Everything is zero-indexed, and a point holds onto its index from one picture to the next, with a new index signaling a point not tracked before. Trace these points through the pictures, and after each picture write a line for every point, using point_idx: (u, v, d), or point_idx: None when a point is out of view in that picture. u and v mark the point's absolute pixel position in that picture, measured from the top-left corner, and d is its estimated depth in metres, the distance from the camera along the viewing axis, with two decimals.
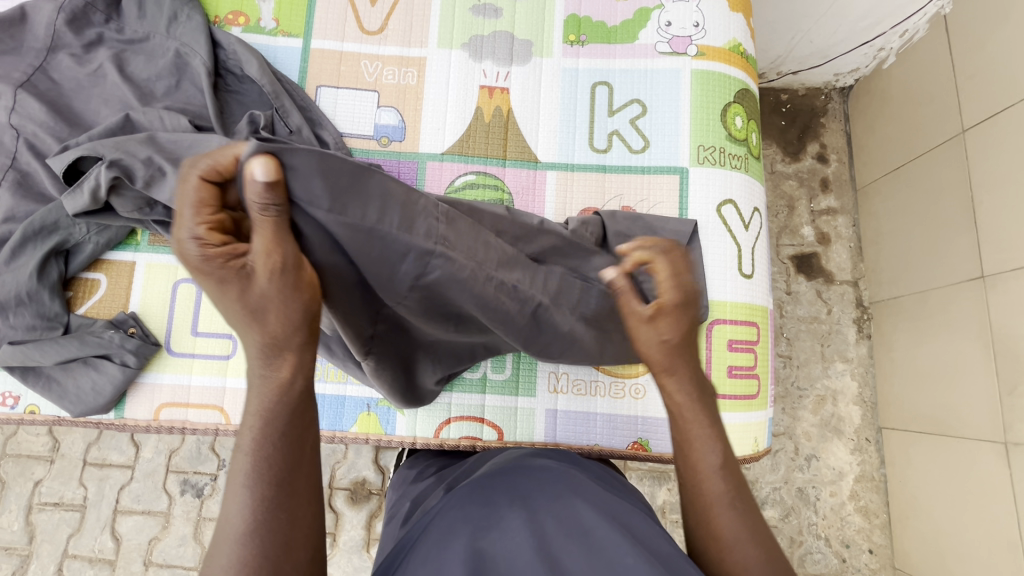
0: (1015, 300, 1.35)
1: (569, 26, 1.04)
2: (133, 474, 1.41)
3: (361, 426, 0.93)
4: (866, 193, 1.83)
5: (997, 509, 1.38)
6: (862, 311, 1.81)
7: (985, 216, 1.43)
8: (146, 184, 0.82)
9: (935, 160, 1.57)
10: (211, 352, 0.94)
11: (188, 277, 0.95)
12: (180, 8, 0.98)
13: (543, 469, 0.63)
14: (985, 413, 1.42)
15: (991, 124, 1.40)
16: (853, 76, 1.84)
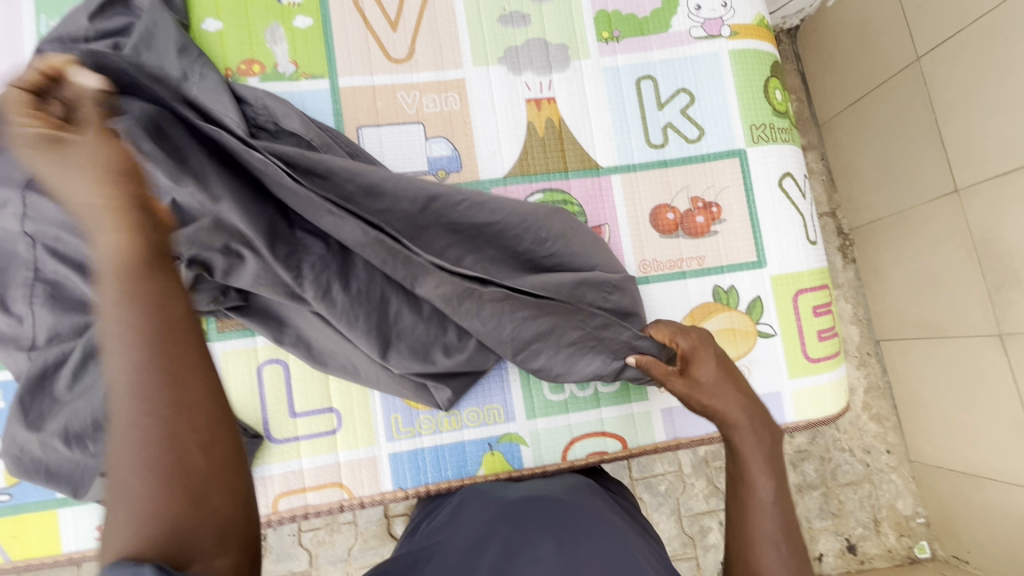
0: (993, 206, 1.48)
1: (600, 23, 1.02)
2: None
3: (487, 467, 0.92)
4: (830, 127, 1.95)
5: (996, 391, 1.55)
6: (844, 239, 1.95)
7: (951, 134, 1.56)
8: (226, 274, 0.80)
9: (895, 88, 1.68)
10: (316, 430, 0.89)
11: (271, 358, 0.89)
12: (189, 67, 0.88)
13: (586, 507, 0.69)
14: (976, 311, 1.57)
15: (945, 49, 1.51)
16: (799, 16, 1.92)
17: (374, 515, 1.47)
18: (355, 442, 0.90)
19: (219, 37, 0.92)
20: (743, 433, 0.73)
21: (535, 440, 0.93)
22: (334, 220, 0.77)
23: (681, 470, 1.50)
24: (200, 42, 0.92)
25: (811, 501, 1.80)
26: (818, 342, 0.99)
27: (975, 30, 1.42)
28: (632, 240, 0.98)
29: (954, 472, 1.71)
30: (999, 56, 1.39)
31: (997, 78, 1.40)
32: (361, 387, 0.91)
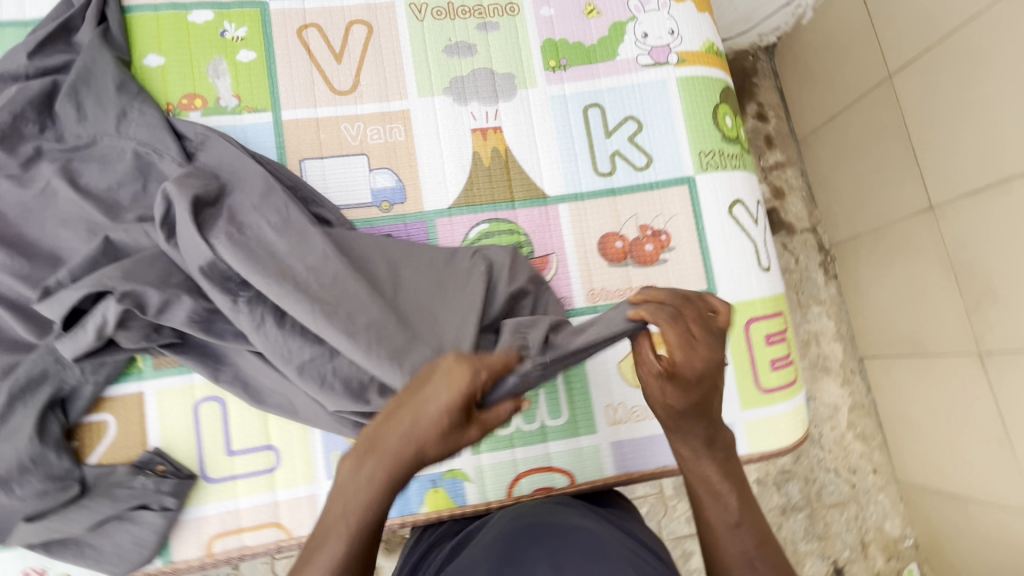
0: (970, 225, 1.46)
1: (547, 52, 1.01)
2: None
3: (430, 504, 0.90)
4: (808, 143, 1.93)
5: (979, 410, 1.52)
6: (825, 255, 1.92)
7: (926, 153, 1.55)
8: (160, 310, 0.79)
9: (870, 105, 1.68)
10: (254, 468, 0.87)
11: (208, 396, 0.87)
12: (128, 103, 0.87)
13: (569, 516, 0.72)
14: (957, 329, 1.55)
15: (917, 67, 1.51)
16: (775, 35, 1.92)
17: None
18: (295, 481, 0.88)
19: (160, 71, 0.92)
20: (702, 457, 0.66)
21: (480, 475, 0.91)
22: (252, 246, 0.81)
23: (661, 493, 1.47)
24: (141, 76, 0.91)
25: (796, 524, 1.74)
26: (772, 371, 0.97)
27: (945, 49, 1.42)
28: (580, 269, 0.97)
29: (941, 494, 1.68)
30: (970, 73, 1.38)
31: (971, 95, 1.39)
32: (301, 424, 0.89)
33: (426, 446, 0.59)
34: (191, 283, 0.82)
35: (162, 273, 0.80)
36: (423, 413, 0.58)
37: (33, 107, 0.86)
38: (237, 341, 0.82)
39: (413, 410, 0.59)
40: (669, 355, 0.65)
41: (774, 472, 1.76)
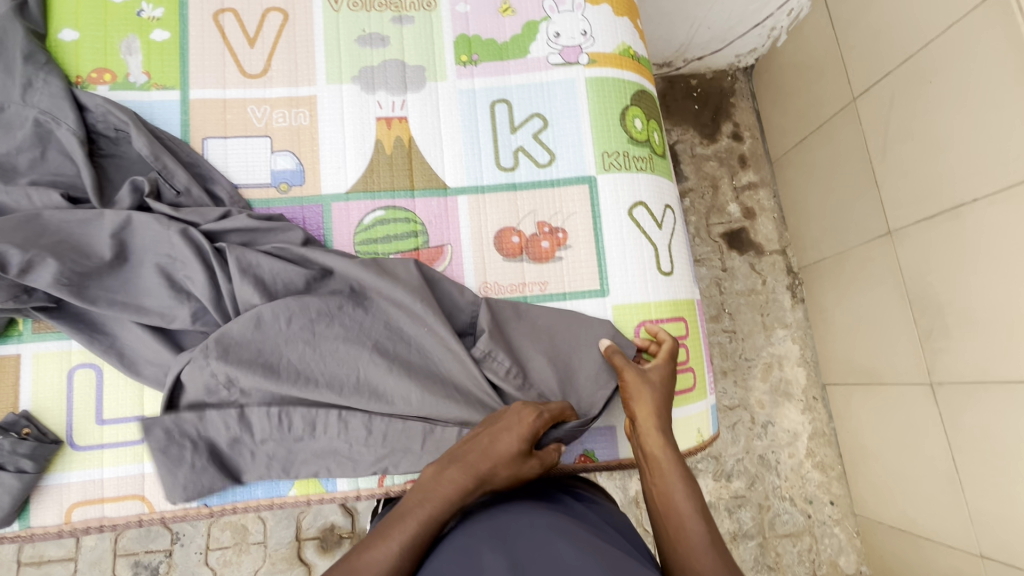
0: (924, 250, 1.35)
1: (459, 47, 1.02)
2: (77, 566, 1.41)
3: (299, 488, 0.89)
4: (782, 164, 1.83)
5: (933, 447, 1.38)
6: (794, 278, 1.81)
7: (884, 173, 1.44)
8: (22, 270, 0.79)
9: (834, 128, 1.58)
10: (122, 439, 0.87)
11: (84, 362, 0.88)
12: (33, 73, 0.89)
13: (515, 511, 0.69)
14: (912, 359, 1.42)
15: (877, 90, 1.42)
16: (753, 56, 1.85)
17: (283, 537, 1.46)
18: None
19: (74, 46, 0.95)
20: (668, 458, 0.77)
21: None
22: (150, 242, 0.86)
23: None
24: (56, 50, 0.95)
25: (745, 553, 1.63)
26: None
27: (901, 72, 1.35)
28: (475, 262, 0.96)
29: (895, 529, 1.53)
30: (918, 92, 1.32)
31: (915, 118, 1.33)
32: None
33: (495, 470, 0.73)
34: (60, 247, 0.82)
35: (29, 234, 0.81)
36: (497, 437, 0.75)
37: None
38: (108, 310, 0.83)
39: (491, 434, 0.76)
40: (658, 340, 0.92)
41: (725, 496, 1.66)
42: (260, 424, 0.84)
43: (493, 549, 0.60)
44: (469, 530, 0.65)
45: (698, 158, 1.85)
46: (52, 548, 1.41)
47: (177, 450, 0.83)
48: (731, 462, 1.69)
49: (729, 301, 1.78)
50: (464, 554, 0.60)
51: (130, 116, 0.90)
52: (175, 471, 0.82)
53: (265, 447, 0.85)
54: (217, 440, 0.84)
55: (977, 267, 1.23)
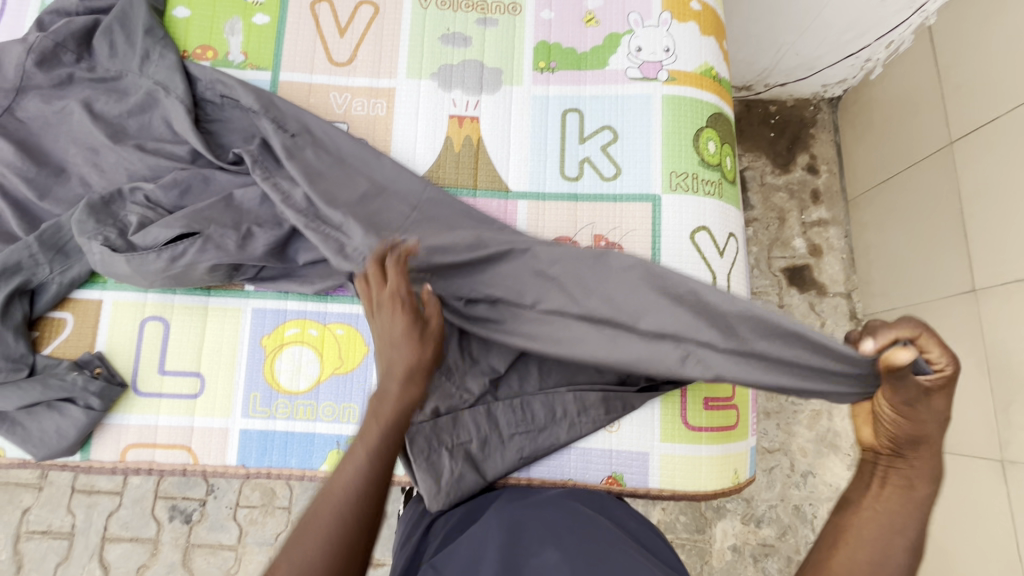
0: (1010, 315, 1.24)
1: (539, 53, 1.03)
2: (121, 501, 1.51)
3: (330, 464, 0.93)
4: (858, 204, 1.72)
5: (997, 529, 1.25)
6: (856, 324, 1.69)
7: (975, 227, 1.33)
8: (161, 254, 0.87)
9: (925, 170, 1.47)
10: (179, 391, 0.93)
11: (155, 315, 0.94)
12: (152, 46, 0.97)
13: (550, 510, 0.75)
14: (983, 430, 1.29)
15: (980, 136, 1.31)
16: (842, 87, 1.75)
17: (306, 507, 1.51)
18: (212, 411, 0.93)
19: (185, 23, 1.03)
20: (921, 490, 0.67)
21: None
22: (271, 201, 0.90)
23: None
24: (169, 26, 1.02)
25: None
26: (702, 410, 0.93)
27: (1017, 120, 1.23)
28: (529, 216, 0.98)
29: None
30: None
31: (1017, 173, 1.22)
32: (230, 357, 0.94)
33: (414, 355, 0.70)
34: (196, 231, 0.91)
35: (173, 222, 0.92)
36: (388, 326, 0.70)
37: (74, 39, 0.97)
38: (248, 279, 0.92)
39: (391, 341, 0.70)
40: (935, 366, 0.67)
41: (752, 542, 1.57)
42: (504, 416, 0.90)
43: (542, 540, 0.67)
44: (506, 521, 0.73)
45: (768, 187, 1.77)
46: (104, 481, 1.52)
47: (437, 458, 0.86)
48: (763, 507, 1.59)
49: None
50: (513, 542, 0.67)
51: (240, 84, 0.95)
52: (441, 479, 0.85)
53: (515, 438, 0.90)
54: (471, 444, 0.88)
55: None
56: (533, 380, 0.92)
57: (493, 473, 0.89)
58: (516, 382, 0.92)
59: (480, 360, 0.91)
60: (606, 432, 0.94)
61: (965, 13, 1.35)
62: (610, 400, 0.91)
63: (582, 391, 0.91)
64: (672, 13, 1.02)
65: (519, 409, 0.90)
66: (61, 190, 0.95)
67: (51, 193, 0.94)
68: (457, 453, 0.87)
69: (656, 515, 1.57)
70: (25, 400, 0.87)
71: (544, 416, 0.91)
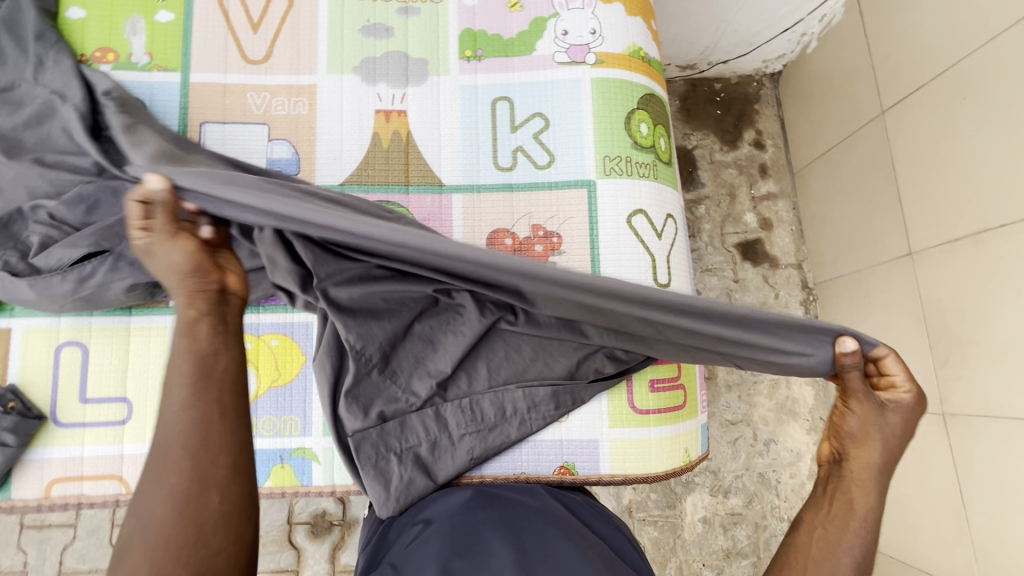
0: (944, 274, 1.28)
1: (465, 41, 1.00)
2: (76, 533, 1.44)
3: (275, 479, 0.89)
4: (803, 176, 1.76)
5: (944, 480, 1.30)
6: (808, 293, 1.73)
7: (909, 192, 1.37)
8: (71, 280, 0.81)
9: (861, 140, 1.51)
10: (105, 417, 0.88)
11: (71, 340, 0.88)
12: (46, 52, 0.90)
13: (510, 513, 0.75)
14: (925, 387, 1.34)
15: (909, 103, 1.35)
16: (781, 62, 1.78)
17: (274, 520, 1.46)
18: (142, 436, 0.88)
19: (81, 25, 0.96)
20: (867, 492, 0.65)
21: (329, 458, 0.90)
22: None
23: None
24: (65, 29, 0.95)
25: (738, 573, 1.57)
26: (649, 393, 0.94)
27: (939, 87, 1.27)
28: (464, 208, 0.96)
29: (895, 560, 1.45)
30: (955, 114, 1.24)
31: (944, 138, 1.26)
32: (158, 378, 0.89)
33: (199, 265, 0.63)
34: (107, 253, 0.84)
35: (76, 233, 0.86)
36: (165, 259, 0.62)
37: None
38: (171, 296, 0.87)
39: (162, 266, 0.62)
40: (891, 380, 0.65)
41: (721, 513, 1.61)
42: (453, 417, 0.88)
43: (499, 540, 0.66)
44: (463, 524, 0.71)
45: (717, 165, 1.79)
46: (54, 515, 1.45)
47: (386, 464, 0.85)
48: (730, 478, 1.63)
49: None
50: (470, 543, 0.66)
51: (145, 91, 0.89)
52: (390, 485, 0.84)
53: (464, 439, 0.89)
54: (420, 447, 0.87)
55: (1002, 300, 1.15)
56: (482, 379, 0.88)
57: (445, 474, 0.88)
58: (465, 381, 0.88)
59: (424, 360, 0.86)
60: (555, 424, 0.93)
61: None
62: (560, 395, 0.90)
63: (531, 388, 0.89)
64: None
65: (468, 410, 0.89)
66: None
67: None
68: (405, 459, 0.86)
69: (628, 496, 1.60)
70: None
71: (494, 415, 0.89)
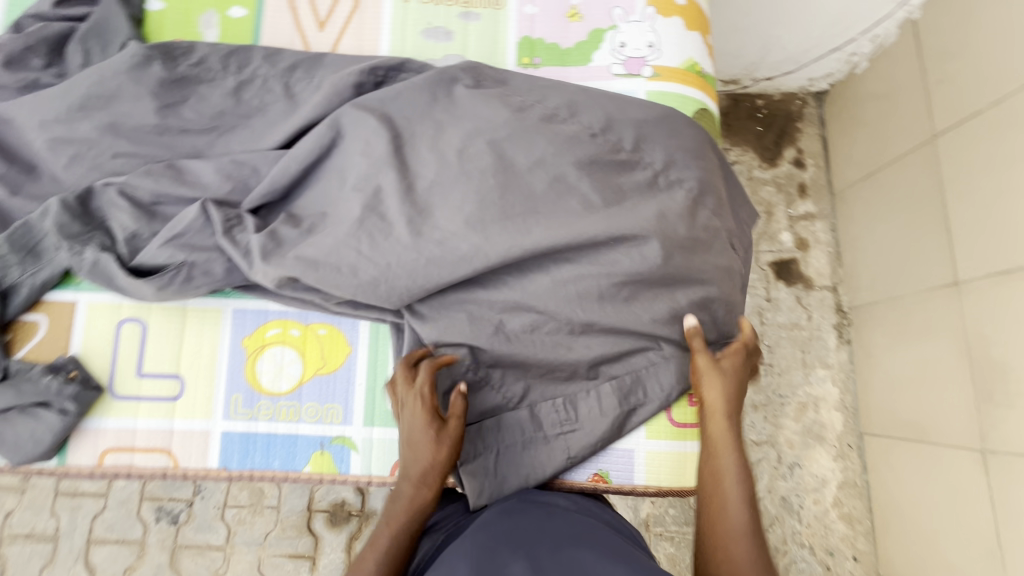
0: (992, 308, 1.25)
1: (523, 48, 1.02)
2: (106, 502, 1.49)
3: (315, 465, 0.91)
4: (844, 198, 1.73)
5: (978, 520, 1.26)
6: (842, 317, 1.70)
7: (958, 221, 1.34)
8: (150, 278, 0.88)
9: (908, 164, 1.48)
10: (157, 393, 0.91)
11: (132, 317, 0.92)
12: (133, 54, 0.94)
13: (535, 529, 0.73)
14: (962, 421, 1.31)
15: (964, 130, 1.32)
16: (828, 81, 1.75)
17: (295, 506, 1.49)
18: (192, 412, 0.91)
19: (158, 16, 1.00)
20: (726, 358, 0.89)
21: (367, 447, 0.92)
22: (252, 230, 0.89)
23: None
24: (145, 20, 1.00)
25: None
26: (688, 406, 0.93)
27: (996, 114, 1.23)
28: None
29: None
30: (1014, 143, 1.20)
31: (1001, 168, 1.23)
32: (210, 359, 0.92)
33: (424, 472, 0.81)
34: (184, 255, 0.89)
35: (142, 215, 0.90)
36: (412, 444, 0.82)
37: (46, 44, 0.94)
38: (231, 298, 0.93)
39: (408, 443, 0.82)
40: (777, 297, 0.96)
41: None
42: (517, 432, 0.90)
43: (517, 555, 0.64)
44: (484, 538, 0.70)
45: (755, 182, 1.78)
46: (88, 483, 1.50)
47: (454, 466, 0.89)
48: None
49: (770, 333, 1.69)
50: (490, 557, 0.64)
51: (222, 92, 0.93)
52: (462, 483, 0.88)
53: (525, 455, 0.90)
54: (488, 457, 0.89)
55: None
56: (553, 401, 0.91)
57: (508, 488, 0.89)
58: (537, 401, 0.91)
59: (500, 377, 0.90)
60: None
61: (948, 9, 1.35)
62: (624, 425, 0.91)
63: (602, 416, 0.90)
64: (656, 7, 1.01)
65: (536, 429, 0.90)
66: (33, 187, 0.92)
67: (23, 189, 0.92)
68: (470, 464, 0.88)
69: (646, 509, 1.59)
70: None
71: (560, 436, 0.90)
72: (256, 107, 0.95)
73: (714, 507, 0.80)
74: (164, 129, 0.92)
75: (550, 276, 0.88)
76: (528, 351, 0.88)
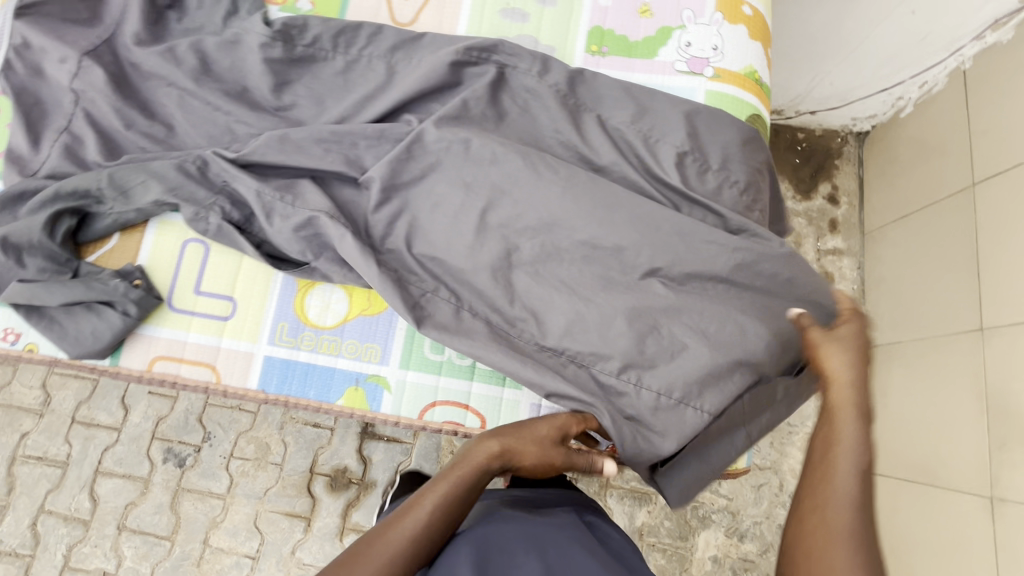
0: (1015, 355, 1.25)
1: (592, 37, 1.08)
2: (119, 437, 1.53)
3: (348, 399, 0.96)
4: (874, 238, 1.75)
5: (979, 567, 1.25)
6: None
7: (989, 266, 1.35)
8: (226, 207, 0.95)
9: (944, 209, 1.50)
10: (211, 311, 0.96)
11: (197, 237, 0.98)
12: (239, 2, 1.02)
13: (542, 529, 0.82)
14: (973, 465, 1.31)
15: (1004, 179, 1.34)
16: (871, 122, 1.78)
17: (298, 466, 1.52)
18: (240, 334, 0.96)
19: None
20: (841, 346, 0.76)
21: (400, 389, 0.96)
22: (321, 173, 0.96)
23: None
24: None
25: None
26: None
27: None
28: None
29: None
30: None
31: None
32: (264, 286, 0.98)
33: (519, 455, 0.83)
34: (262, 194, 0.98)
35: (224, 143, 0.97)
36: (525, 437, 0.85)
37: None
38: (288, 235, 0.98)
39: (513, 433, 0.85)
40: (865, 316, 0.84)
41: (733, 555, 1.58)
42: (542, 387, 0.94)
43: (526, 554, 0.75)
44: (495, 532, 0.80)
45: (786, 212, 1.81)
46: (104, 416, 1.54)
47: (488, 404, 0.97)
48: (748, 522, 1.60)
49: None
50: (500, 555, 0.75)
51: (312, 48, 1.00)
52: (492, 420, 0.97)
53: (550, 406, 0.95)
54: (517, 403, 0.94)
55: None
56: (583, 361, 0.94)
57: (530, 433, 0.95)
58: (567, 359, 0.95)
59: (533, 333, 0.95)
60: None
61: (999, 61, 1.37)
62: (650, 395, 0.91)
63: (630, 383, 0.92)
64: (724, 14, 1.06)
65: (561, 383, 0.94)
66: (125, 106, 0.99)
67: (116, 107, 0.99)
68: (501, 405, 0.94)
69: (641, 518, 1.58)
70: (69, 298, 0.90)
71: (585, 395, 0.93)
72: (339, 61, 1.01)
73: (826, 501, 0.66)
74: (254, 69, 0.98)
75: (591, 251, 0.92)
76: (565, 316, 0.92)
